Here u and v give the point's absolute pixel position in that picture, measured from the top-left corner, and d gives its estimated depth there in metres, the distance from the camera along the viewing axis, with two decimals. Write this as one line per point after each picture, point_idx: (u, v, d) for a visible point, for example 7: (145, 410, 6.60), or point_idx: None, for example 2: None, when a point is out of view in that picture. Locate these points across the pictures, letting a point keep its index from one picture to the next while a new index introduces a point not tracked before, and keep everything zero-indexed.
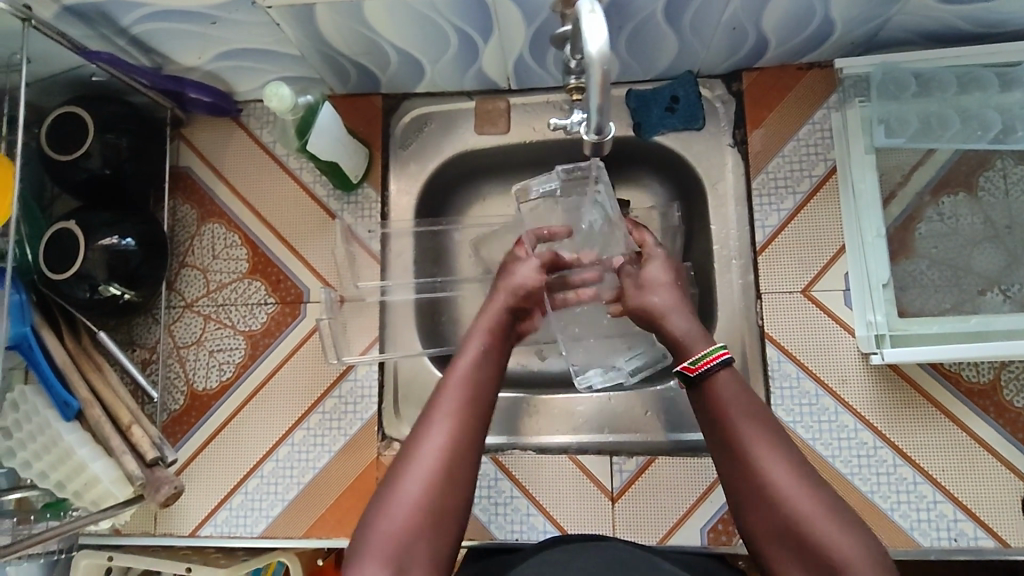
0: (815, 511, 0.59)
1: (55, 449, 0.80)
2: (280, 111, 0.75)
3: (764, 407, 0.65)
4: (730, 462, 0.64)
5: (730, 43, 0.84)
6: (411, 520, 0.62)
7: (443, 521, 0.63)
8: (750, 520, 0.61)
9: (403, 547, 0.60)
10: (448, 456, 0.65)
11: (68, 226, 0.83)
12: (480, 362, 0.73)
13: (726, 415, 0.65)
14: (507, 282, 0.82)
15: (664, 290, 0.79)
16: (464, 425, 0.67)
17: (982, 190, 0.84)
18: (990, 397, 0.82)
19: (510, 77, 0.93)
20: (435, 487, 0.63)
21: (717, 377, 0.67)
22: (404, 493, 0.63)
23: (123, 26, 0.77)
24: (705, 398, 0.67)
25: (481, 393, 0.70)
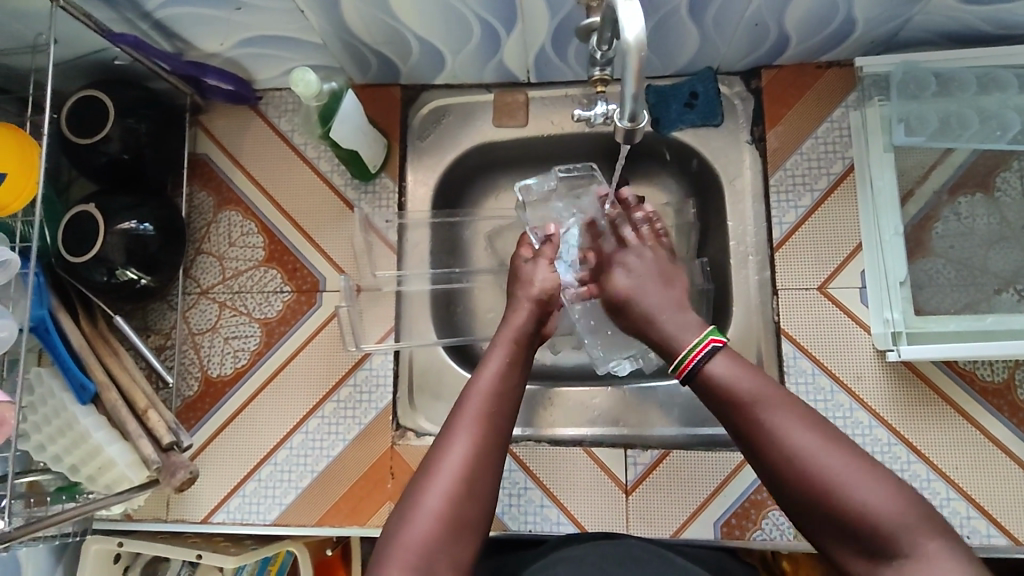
0: (847, 477, 0.56)
1: (70, 432, 0.80)
2: (306, 97, 0.76)
3: (771, 383, 0.63)
4: (746, 443, 0.61)
5: (751, 40, 0.85)
6: (434, 532, 0.62)
7: (463, 535, 0.63)
8: (786, 498, 0.59)
9: (426, 560, 0.61)
10: (470, 470, 0.65)
11: (88, 209, 0.83)
12: (504, 374, 0.72)
13: (733, 393, 0.62)
14: (528, 290, 0.80)
15: (646, 291, 0.75)
16: (486, 439, 0.67)
17: (999, 190, 0.85)
18: (1004, 396, 0.83)
19: (530, 70, 0.93)
20: (455, 502, 0.63)
21: (714, 358, 0.65)
22: (425, 507, 0.63)
23: (147, 11, 0.77)
24: (707, 384, 0.64)
25: (505, 407, 0.70)
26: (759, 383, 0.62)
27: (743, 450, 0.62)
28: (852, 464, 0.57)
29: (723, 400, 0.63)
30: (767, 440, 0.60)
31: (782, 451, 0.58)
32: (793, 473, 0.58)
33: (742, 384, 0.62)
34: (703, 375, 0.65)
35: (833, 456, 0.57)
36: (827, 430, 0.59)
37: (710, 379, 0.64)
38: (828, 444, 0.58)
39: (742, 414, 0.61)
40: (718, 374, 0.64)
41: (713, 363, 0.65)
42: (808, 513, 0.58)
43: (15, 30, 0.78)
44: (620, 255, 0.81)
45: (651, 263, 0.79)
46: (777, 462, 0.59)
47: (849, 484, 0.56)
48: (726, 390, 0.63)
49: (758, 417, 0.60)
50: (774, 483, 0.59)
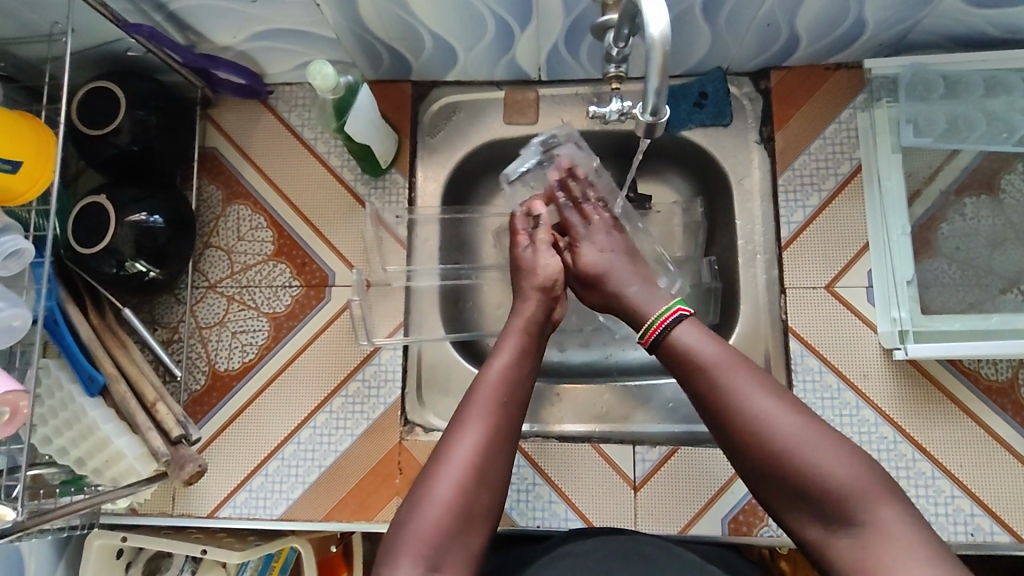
0: (803, 441, 0.57)
1: (79, 425, 0.79)
2: (323, 89, 0.76)
3: (732, 350, 0.64)
4: (707, 407, 0.62)
5: (762, 40, 0.86)
6: (442, 520, 0.61)
7: (475, 524, 0.63)
8: (744, 461, 0.59)
9: (436, 549, 0.60)
10: (481, 460, 0.65)
11: (99, 201, 0.83)
12: (514, 364, 0.72)
13: (694, 357, 0.63)
14: (532, 280, 0.80)
15: (616, 268, 0.80)
16: (496, 427, 0.67)
17: (1004, 192, 0.86)
18: (1008, 395, 0.84)
19: (542, 67, 0.94)
20: (463, 491, 0.63)
21: (680, 326, 0.67)
22: (435, 495, 0.63)
23: (162, 2, 0.77)
24: (670, 352, 0.66)
25: (516, 397, 0.70)
26: (722, 349, 0.63)
27: (704, 415, 0.63)
28: (809, 429, 0.57)
29: (687, 363, 0.64)
30: (727, 402, 0.60)
31: (741, 414, 0.59)
32: (750, 435, 0.58)
33: (705, 347, 0.64)
34: (666, 343, 0.67)
35: (789, 420, 0.58)
36: (786, 397, 0.60)
37: (674, 345, 0.66)
38: (787, 408, 0.58)
39: (703, 377, 0.62)
40: (683, 339, 0.66)
41: (681, 328, 0.67)
42: (767, 479, 0.58)
43: (29, 19, 0.77)
44: (586, 234, 0.84)
45: (618, 244, 0.83)
46: (735, 422, 0.59)
47: (807, 448, 0.56)
48: (688, 354, 0.64)
49: (721, 379, 0.61)
50: (733, 448, 0.60)
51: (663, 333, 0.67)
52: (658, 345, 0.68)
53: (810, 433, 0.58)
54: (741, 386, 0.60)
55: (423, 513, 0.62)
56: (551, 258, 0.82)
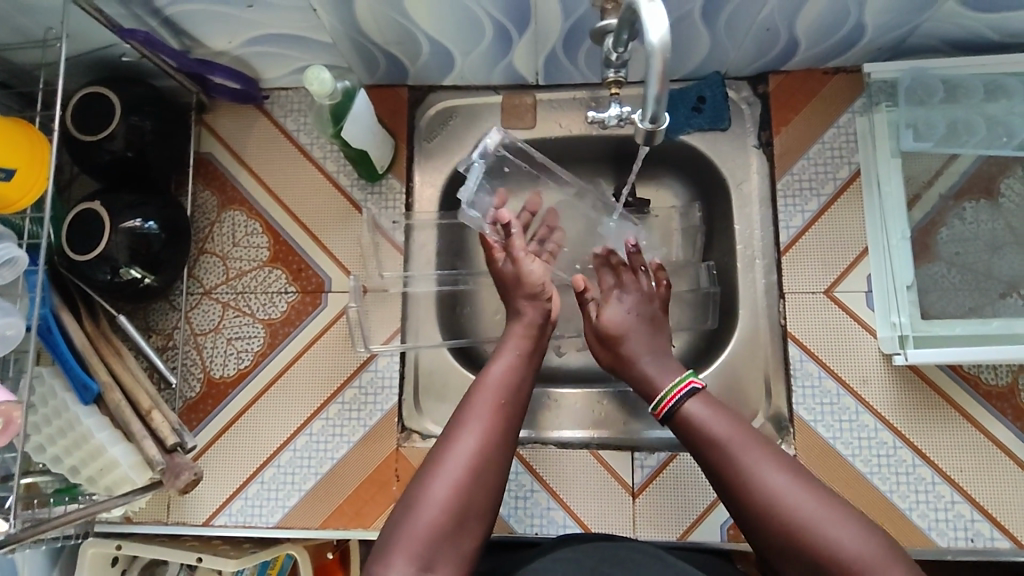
0: (817, 516, 0.59)
1: (72, 433, 0.78)
2: (319, 95, 0.75)
3: (746, 427, 0.67)
4: (722, 482, 0.64)
5: (760, 45, 0.85)
6: (439, 521, 0.61)
7: (469, 525, 0.63)
8: (758, 535, 0.61)
9: (430, 549, 0.60)
10: (478, 460, 0.65)
11: (94, 206, 0.82)
12: (513, 369, 0.72)
13: (709, 433, 0.66)
14: (522, 289, 0.80)
15: (633, 332, 0.81)
16: (495, 431, 0.67)
17: (1003, 196, 0.86)
18: (1008, 399, 0.83)
19: (539, 72, 0.93)
20: (460, 492, 0.63)
21: (691, 402, 0.70)
22: (431, 495, 0.62)
23: (157, 7, 0.76)
24: (684, 426, 0.69)
25: (515, 401, 0.70)
26: (734, 425, 0.66)
27: (719, 489, 0.65)
28: (822, 504, 0.60)
29: (700, 438, 0.67)
30: (741, 476, 0.63)
31: (756, 491, 0.61)
32: (764, 509, 0.60)
33: (718, 423, 0.67)
34: (679, 417, 0.69)
35: (803, 495, 0.60)
36: (799, 473, 0.62)
37: (687, 420, 0.69)
38: (801, 485, 0.61)
39: (717, 452, 0.65)
40: (695, 414, 0.68)
41: (694, 403, 0.69)
42: (782, 553, 0.60)
43: (22, 25, 0.77)
44: (616, 292, 0.86)
45: (643, 309, 0.84)
46: (750, 498, 0.61)
47: (821, 524, 0.58)
48: (703, 430, 0.67)
49: (734, 454, 0.64)
50: (748, 523, 0.62)
51: (675, 407, 0.70)
52: (670, 419, 0.70)
53: (824, 509, 0.60)
54: (755, 462, 0.63)
55: (420, 514, 0.61)
56: (534, 264, 0.82)
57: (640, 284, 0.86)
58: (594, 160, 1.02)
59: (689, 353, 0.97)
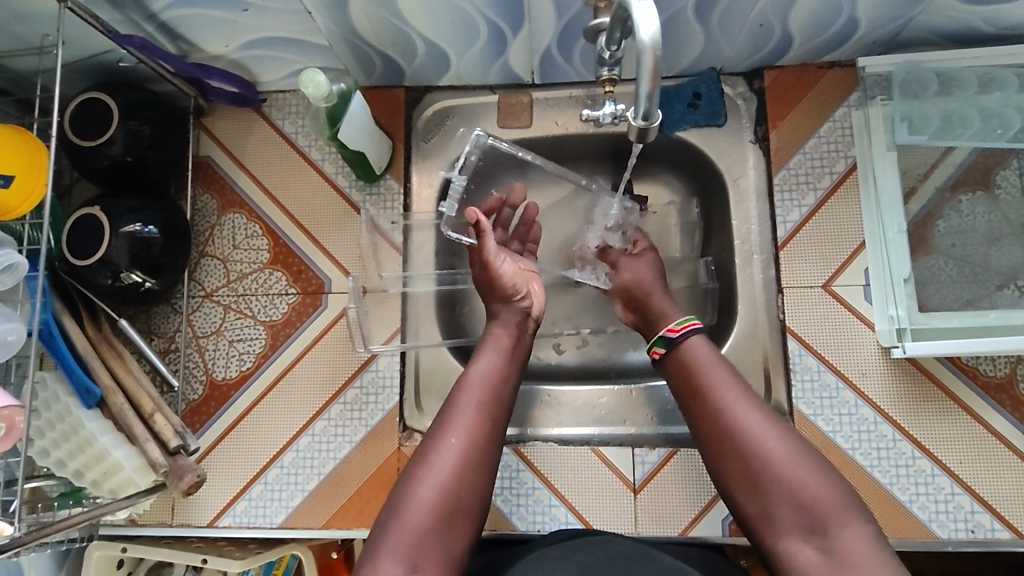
0: (784, 453, 0.64)
1: (76, 437, 0.79)
2: (315, 98, 0.76)
3: (731, 367, 0.72)
4: (702, 415, 0.69)
5: (755, 40, 0.86)
6: (428, 523, 0.62)
7: (459, 525, 0.63)
8: (725, 468, 0.66)
9: (418, 550, 0.60)
10: (463, 462, 0.65)
11: (93, 212, 0.83)
12: (498, 368, 0.73)
13: (696, 371, 0.72)
14: (499, 294, 0.80)
15: (647, 278, 0.87)
16: (479, 432, 0.68)
17: (999, 188, 0.86)
18: (1007, 391, 0.84)
19: (535, 71, 0.94)
20: (446, 492, 0.64)
21: (692, 341, 0.74)
22: (419, 493, 0.63)
23: (153, 12, 0.76)
24: (678, 359, 0.74)
25: (498, 403, 0.71)
26: (720, 374, 0.70)
27: (697, 421, 0.70)
28: (789, 442, 0.65)
29: (688, 386, 0.72)
30: (719, 412, 0.68)
31: (729, 425, 0.67)
32: (735, 442, 0.66)
33: (706, 371, 0.71)
34: (675, 350, 0.75)
35: (776, 442, 0.64)
36: (771, 413, 0.67)
37: (682, 361, 0.74)
38: (771, 424, 0.66)
39: (701, 399, 0.70)
40: (693, 356, 0.73)
41: (693, 347, 0.74)
42: (744, 487, 0.65)
43: (18, 31, 0.77)
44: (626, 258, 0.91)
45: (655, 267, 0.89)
46: (725, 431, 0.67)
47: (786, 460, 0.63)
48: (693, 366, 0.72)
49: (717, 401, 0.68)
50: (718, 456, 0.67)
51: (684, 336, 0.75)
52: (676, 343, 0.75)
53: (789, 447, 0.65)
54: (733, 400, 0.68)
55: (411, 511, 0.62)
56: (504, 265, 0.80)
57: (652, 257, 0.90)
58: (592, 158, 1.02)
59: None
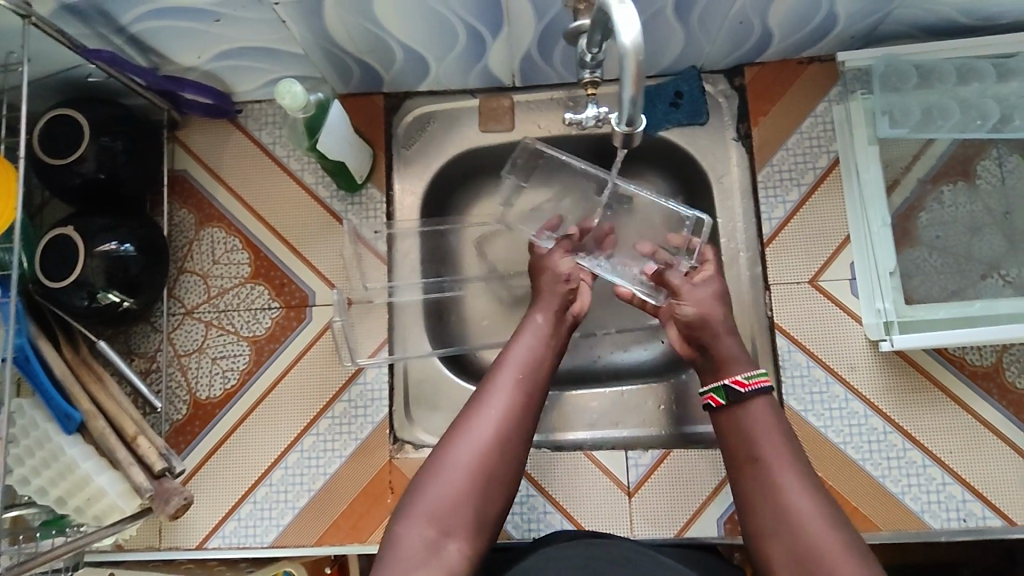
0: (830, 544, 0.61)
1: (56, 464, 0.77)
2: (292, 109, 0.74)
3: (788, 442, 0.69)
4: (753, 489, 0.67)
5: (734, 37, 0.85)
6: (462, 485, 0.65)
7: (490, 492, 0.66)
8: (768, 551, 0.64)
9: (449, 512, 0.64)
10: (500, 432, 0.68)
11: (67, 233, 0.81)
12: (534, 353, 0.75)
13: (751, 444, 0.69)
14: (551, 276, 0.83)
15: (714, 317, 0.78)
16: (515, 404, 0.71)
17: (979, 178, 0.88)
18: (993, 378, 0.84)
19: (515, 74, 0.93)
20: (481, 457, 0.67)
21: (752, 402, 0.71)
22: (455, 461, 0.66)
23: (122, 24, 0.75)
24: (734, 424, 0.72)
25: (535, 379, 0.73)
26: (778, 444, 0.69)
27: (744, 499, 0.68)
28: (839, 532, 0.62)
29: (741, 448, 0.70)
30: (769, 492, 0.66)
31: (778, 506, 0.65)
32: (784, 523, 0.64)
33: (763, 437, 0.69)
34: (729, 417, 0.72)
35: (821, 525, 0.62)
36: (822, 497, 0.65)
37: (734, 424, 0.71)
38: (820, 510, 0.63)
39: (754, 467, 0.68)
40: (754, 420, 0.70)
41: (756, 409, 0.71)
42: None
43: None
44: (686, 284, 0.81)
45: (720, 293, 0.80)
46: (774, 512, 0.65)
47: (832, 551, 0.60)
48: (746, 440, 0.70)
49: (770, 473, 0.67)
50: (762, 536, 0.65)
51: (752, 393, 0.71)
52: (742, 399, 0.71)
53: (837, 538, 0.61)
54: (785, 481, 0.66)
55: (444, 481, 0.65)
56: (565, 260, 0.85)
57: (710, 276, 0.82)
58: None
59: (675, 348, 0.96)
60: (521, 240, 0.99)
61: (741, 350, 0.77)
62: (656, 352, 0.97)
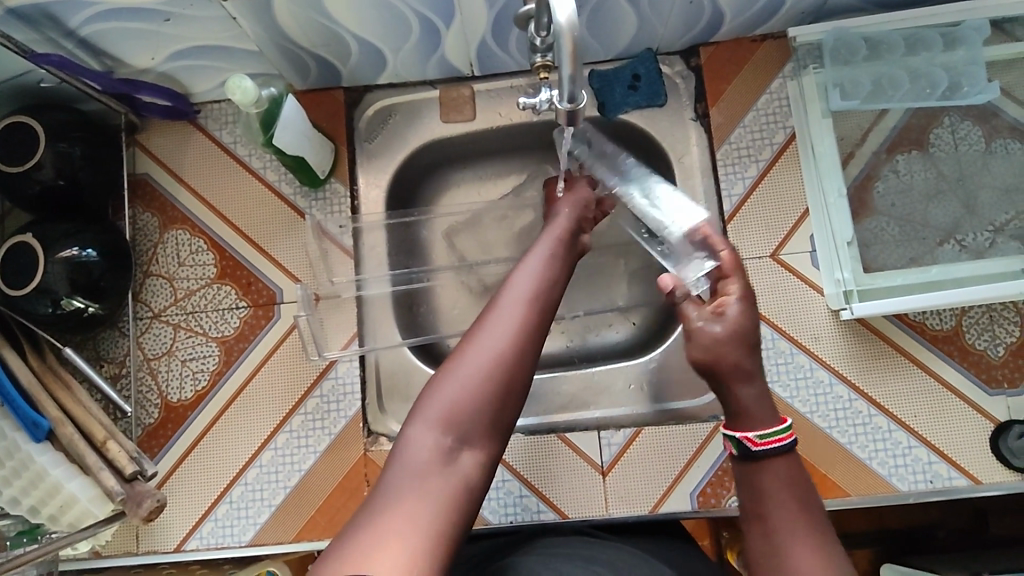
0: None
1: (27, 473, 0.76)
2: (244, 104, 0.75)
3: (804, 496, 0.56)
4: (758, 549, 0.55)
5: (687, 17, 0.86)
6: (479, 390, 0.58)
7: (510, 398, 0.59)
8: None
9: (464, 418, 0.57)
10: (523, 333, 0.61)
11: (26, 240, 0.80)
12: (550, 264, 0.69)
13: (760, 498, 0.56)
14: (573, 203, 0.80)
15: (728, 365, 0.60)
16: (536, 309, 0.63)
17: (933, 146, 0.89)
18: (954, 341, 0.86)
19: (473, 62, 0.93)
20: (502, 359, 0.59)
21: (765, 465, 0.57)
22: (472, 364, 0.59)
23: (71, 28, 0.75)
24: (749, 475, 0.57)
25: (554, 288, 0.67)
26: (792, 502, 0.55)
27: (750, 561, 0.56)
28: None
29: (749, 505, 0.56)
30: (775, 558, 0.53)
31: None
32: None
33: (777, 495, 0.55)
34: (739, 467, 0.58)
35: None
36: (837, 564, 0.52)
37: (744, 476, 0.58)
38: None
39: (759, 527, 0.55)
40: (764, 483, 0.56)
41: (768, 469, 0.57)
42: None
43: None
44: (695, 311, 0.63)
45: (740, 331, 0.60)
46: None
47: None
48: (755, 493, 0.56)
49: (779, 539, 0.54)
50: None
51: (764, 452, 0.57)
52: (753, 456, 0.57)
53: None
54: (795, 543, 0.53)
55: (457, 385, 0.58)
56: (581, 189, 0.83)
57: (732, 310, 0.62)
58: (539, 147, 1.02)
59: (644, 332, 0.97)
60: (488, 230, 0.99)
61: (765, 397, 0.60)
62: (627, 334, 0.98)
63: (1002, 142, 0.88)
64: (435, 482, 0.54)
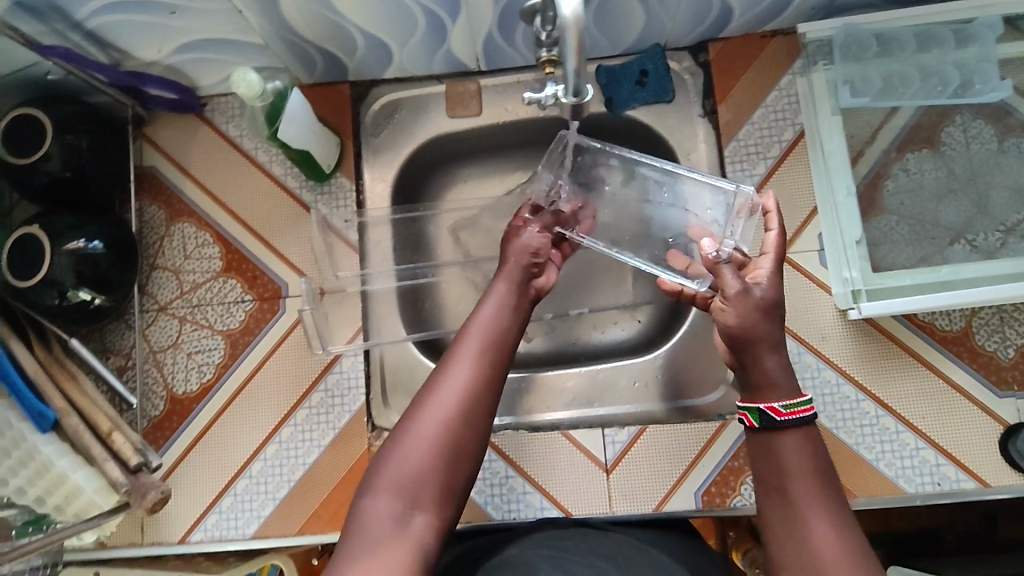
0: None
1: (33, 462, 0.77)
2: (248, 97, 0.75)
3: (820, 465, 0.56)
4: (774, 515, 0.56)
5: (695, 13, 0.85)
6: (430, 456, 0.58)
7: (463, 459, 0.60)
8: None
9: (417, 484, 0.57)
10: (472, 393, 0.61)
11: (33, 231, 0.80)
12: (502, 315, 0.69)
13: (779, 467, 0.56)
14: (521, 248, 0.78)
15: (761, 335, 0.60)
16: (486, 365, 0.64)
17: (944, 145, 0.88)
18: (963, 342, 0.85)
19: (479, 57, 0.93)
20: (450, 422, 0.60)
21: (786, 435, 0.57)
22: (422, 430, 0.59)
23: (78, 20, 0.75)
24: (767, 444, 0.58)
25: (506, 340, 0.67)
26: (809, 472, 0.56)
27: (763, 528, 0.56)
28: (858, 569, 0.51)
29: (767, 475, 0.57)
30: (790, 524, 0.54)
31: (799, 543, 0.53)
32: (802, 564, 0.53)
33: (796, 466, 0.56)
34: (758, 437, 0.58)
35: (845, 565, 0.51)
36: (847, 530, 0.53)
37: (764, 447, 0.58)
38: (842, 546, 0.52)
39: (777, 495, 0.56)
40: (782, 455, 0.57)
41: (788, 440, 0.57)
42: None
43: None
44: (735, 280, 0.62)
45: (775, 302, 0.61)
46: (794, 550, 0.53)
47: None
48: (774, 461, 0.57)
49: (798, 507, 0.54)
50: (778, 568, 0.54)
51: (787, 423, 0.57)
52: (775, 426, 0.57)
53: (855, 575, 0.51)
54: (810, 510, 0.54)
55: (409, 453, 0.58)
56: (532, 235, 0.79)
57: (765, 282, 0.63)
58: (545, 142, 1.01)
59: (650, 329, 0.97)
60: None
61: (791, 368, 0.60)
62: (632, 331, 0.98)
63: (1015, 141, 0.87)
64: (391, 550, 0.54)
